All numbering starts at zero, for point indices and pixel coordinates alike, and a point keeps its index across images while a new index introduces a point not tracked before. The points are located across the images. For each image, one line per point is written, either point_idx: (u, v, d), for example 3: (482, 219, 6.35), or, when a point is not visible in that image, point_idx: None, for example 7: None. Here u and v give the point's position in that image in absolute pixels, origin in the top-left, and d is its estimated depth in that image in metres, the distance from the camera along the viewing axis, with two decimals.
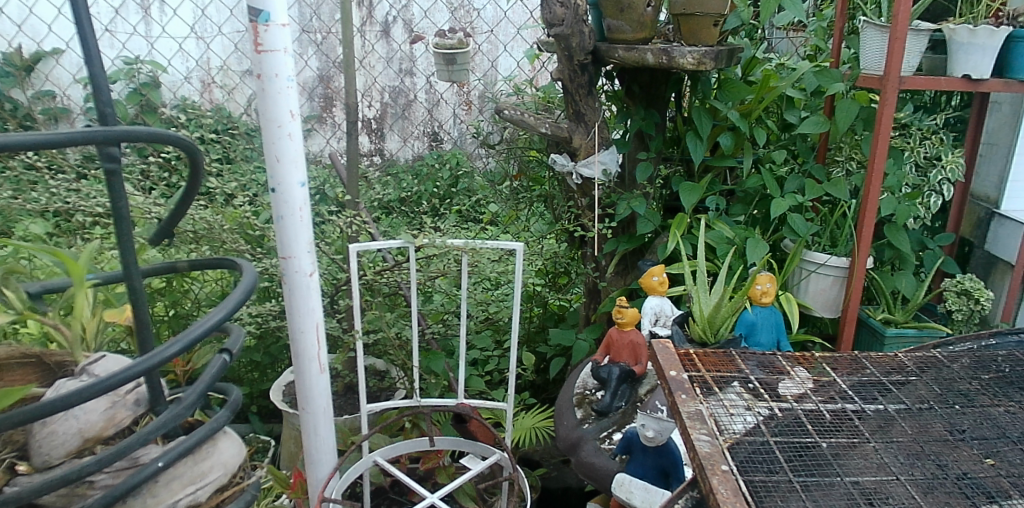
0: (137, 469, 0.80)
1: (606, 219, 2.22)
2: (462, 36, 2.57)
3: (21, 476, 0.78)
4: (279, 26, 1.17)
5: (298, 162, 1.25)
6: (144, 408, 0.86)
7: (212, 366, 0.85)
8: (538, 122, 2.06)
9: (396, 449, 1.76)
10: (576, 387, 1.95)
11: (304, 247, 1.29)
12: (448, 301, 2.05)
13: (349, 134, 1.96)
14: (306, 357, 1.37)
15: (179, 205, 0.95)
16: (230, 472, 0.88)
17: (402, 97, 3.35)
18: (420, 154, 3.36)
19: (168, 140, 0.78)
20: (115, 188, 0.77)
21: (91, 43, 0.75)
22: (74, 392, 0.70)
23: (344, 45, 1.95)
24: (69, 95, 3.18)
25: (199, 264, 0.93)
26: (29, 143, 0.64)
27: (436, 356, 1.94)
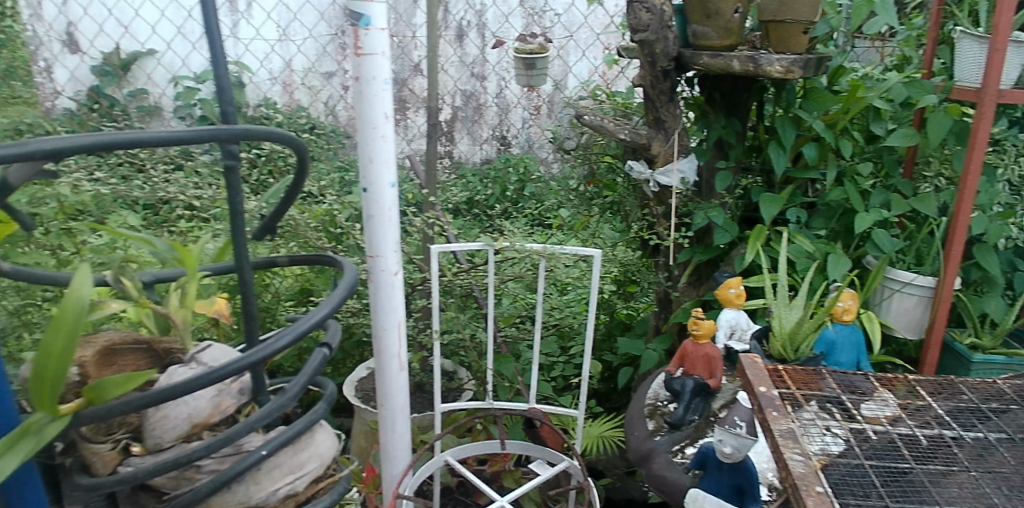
0: (242, 457, 0.82)
1: (683, 228, 2.17)
2: (542, 41, 2.58)
3: (133, 456, 0.82)
4: (379, 30, 1.19)
5: (389, 163, 1.27)
6: (248, 398, 0.89)
7: (313, 360, 0.89)
8: (617, 128, 2.03)
9: (466, 450, 1.75)
10: (647, 398, 1.91)
11: (392, 247, 1.31)
12: (518, 304, 2.00)
13: (430, 136, 1.98)
14: (387, 355, 1.39)
15: (282, 204, 0.98)
16: (326, 464, 0.90)
17: (473, 100, 3.31)
18: (489, 158, 3.32)
19: (280, 138, 0.82)
20: (234, 185, 0.80)
21: (219, 45, 0.78)
22: (194, 379, 0.74)
23: (430, 47, 1.96)
24: (162, 93, 3.31)
25: (299, 260, 0.95)
26: (162, 139, 0.68)
27: (506, 360, 1.92)
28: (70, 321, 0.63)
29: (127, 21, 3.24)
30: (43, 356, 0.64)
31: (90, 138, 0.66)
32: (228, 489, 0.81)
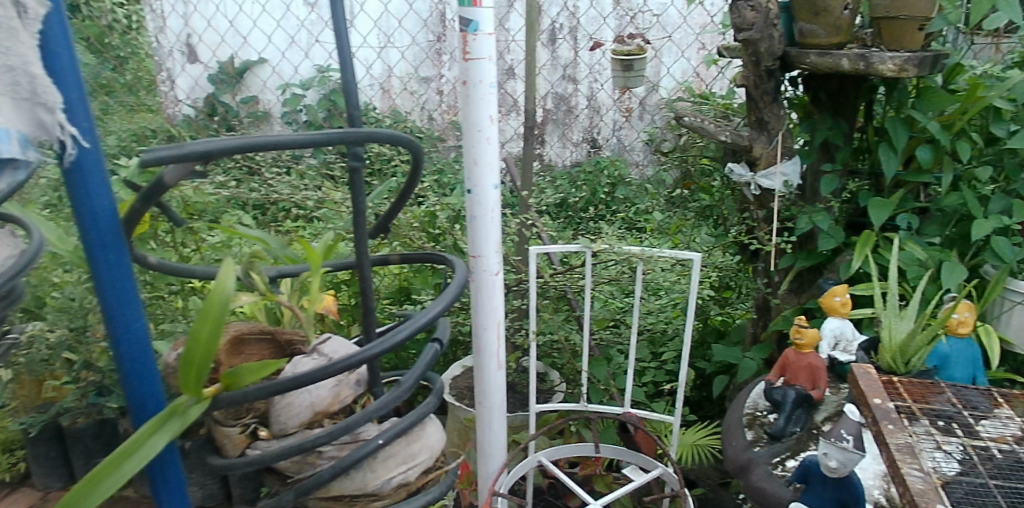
0: (359, 445, 0.86)
1: (785, 232, 2.09)
2: (640, 41, 2.56)
3: (260, 440, 0.87)
4: (487, 35, 1.21)
5: (493, 165, 1.28)
6: (364, 389, 0.93)
7: (425, 355, 0.93)
8: (718, 129, 2.00)
9: (559, 452, 1.74)
10: (746, 407, 1.85)
11: (494, 247, 1.33)
12: (612, 308, 1.98)
13: (528, 139, 1.99)
14: (485, 354, 1.41)
15: (395, 205, 1.02)
16: (435, 455, 0.93)
17: (564, 103, 3.23)
18: (577, 161, 3.23)
19: (400, 141, 0.86)
20: (357, 186, 0.85)
21: (347, 53, 0.83)
22: (323, 368, 0.79)
23: (529, 51, 1.97)
24: (271, 100, 3.46)
25: (411, 259, 0.99)
26: (301, 142, 0.73)
27: (599, 363, 1.90)
28: (218, 312, 0.68)
29: (245, 33, 3.41)
30: (194, 342, 0.69)
31: (237, 140, 0.71)
32: (346, 475, 0.85)
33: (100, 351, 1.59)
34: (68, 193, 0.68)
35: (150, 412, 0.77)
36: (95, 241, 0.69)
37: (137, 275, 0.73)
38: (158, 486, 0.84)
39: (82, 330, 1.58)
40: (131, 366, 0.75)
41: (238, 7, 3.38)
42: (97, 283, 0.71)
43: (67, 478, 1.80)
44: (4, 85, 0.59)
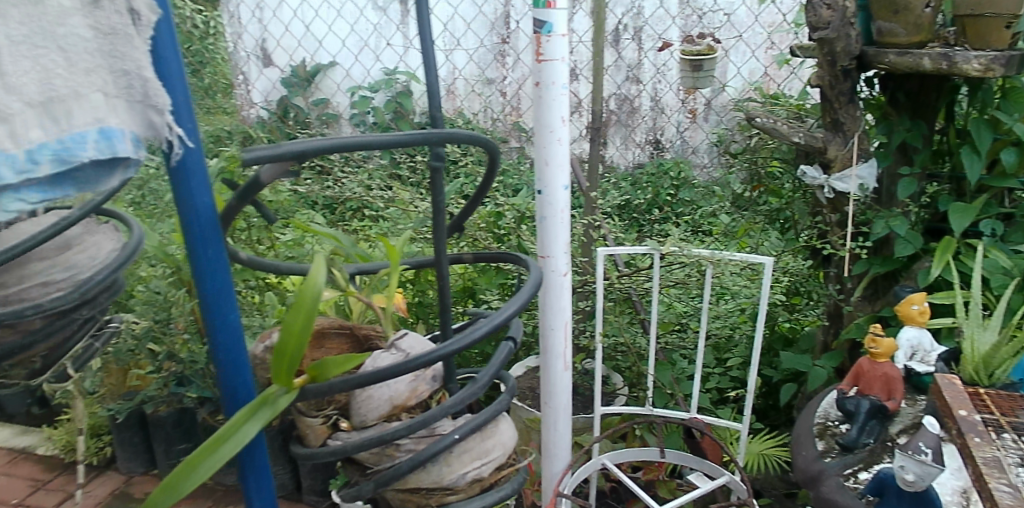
0: (436, 439, 0.88)
1: (859, 237, 2.02)
2: (710, 41, 2.52)
3: (341, 431, 0.90)
4: (560, 36, 1.20)
5: (564, 166, 1.27)
6: (439, 385, 0.95)
7: (499, 354, 0.95)
8: (790, 131, 1.96)
9: (623, 455, 1.73)
10: (817, 417, 1.77)
11: (563, 248, 1.32)
12: (677, 312, 1.96)
13: (594, 140, 1.98)
14: (552, 354, 1.41)
15: (470, 204, 1.04)
16: (508, 452, 0.94)
17: (628, 104, 3.19)
18: (640, 162, 3.18)
19: (479, 141, 0.88)
20: (438, 185, 0.87)
21: (431, 55, 0.84)
22: (404, 363, 0.81)
23: (597, 52, 1.97)
24: (338, 102, 3.54)
25: (484, 258, 1.01)
26: (389, 143, 0.76)
27: (663, 367, 1.88)
28: (309, 306, 0.70)
29: (319, 37, 3.49)
30: (286, 334, 0.72)
31: (330, 141, 0.74)
32: (424, 468, 0.87)
33: (183, 342, 1.66)
34: (173, 191, 0.72)
35: (241, 401, 0.81)
36: (196, 236, 0.73)
37: (232, 270, 0.77)
38: (246, 472, 0.87)
39: (165, 322, 1.66)
40: (224, 355, 0.78)
41: (315, 13, 3.45)
42: (196, 276, 0.75)
43: (149, 463, 1.87)
44: (119, 88, 0.62)
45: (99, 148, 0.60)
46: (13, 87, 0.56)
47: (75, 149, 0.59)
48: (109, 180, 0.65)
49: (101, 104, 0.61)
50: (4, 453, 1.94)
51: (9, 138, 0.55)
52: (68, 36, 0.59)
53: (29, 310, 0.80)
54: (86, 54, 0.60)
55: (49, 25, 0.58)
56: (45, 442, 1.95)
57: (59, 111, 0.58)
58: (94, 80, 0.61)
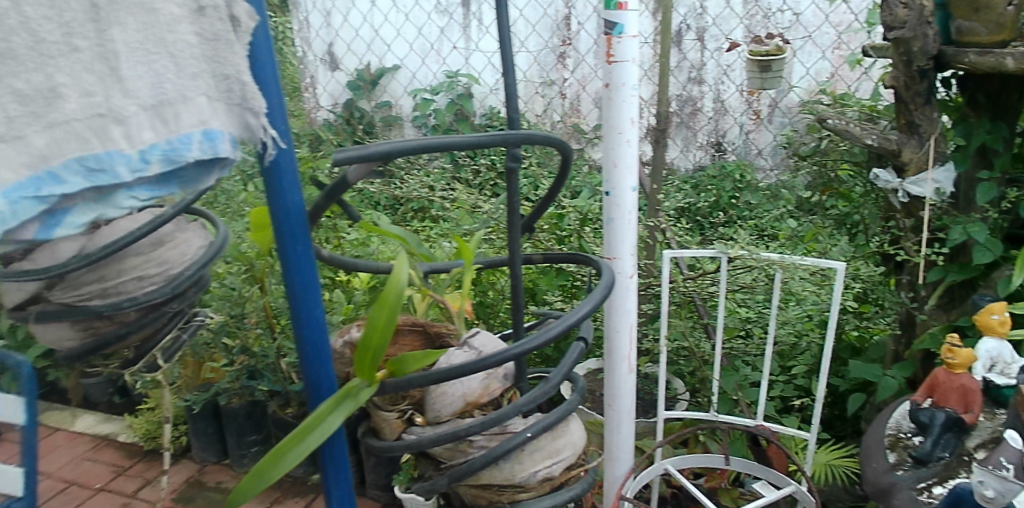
0: (508, 437, 0.89)
1: (935, 243, 1.94)
2: (780, 42, 2.49)
3: (416, 426, 0.92)
4: (631, 37, 1.20)
5: (633, 168, 1.26)
6: (510, 383, 0.95)
7: (571, 354, 0.96)
8: (863, 133, 1.90)
9: (686, 461, 1.71)
10: (887, 428, 1.63)
11: (630, 250, 1.30)
12: (742, 318, 1.92)
13: (658, 143, 1.97)
14: (617, 356, 1.41)
15: (540, 205, 1.05)
16: (578, 453, 0.95)
17: (689, 105, 3.12)
18: (701, 165, 3.13)
19: (553, 142, 0.89)
20: (513, 186, 0.88)
21: (509, 57, 0.86)
22: (479, 360, 0.83)
23: (663, 53, 1.95)
24: (402, 104, 3.60)
25: (554, 258, 1.04)
26: (474, 143, 0.81)
27: (728, 373, 1.85)
28: (392, 301, 0.73)
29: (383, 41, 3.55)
30: (370, 329, 0.74)
31: (413, 143, 0.77)
32: (496, 465, 0.88)
33: (256, 336, 1.75)
34: (266, 191, 0.75)
35: (324, 393, 0.84)
36: (287, 233, 0.77)
37: (318, 266, 0.80)
38: (326, 463, 0.91)
39: (240, 317, 1.73)
40: (310, 349, 0.81)
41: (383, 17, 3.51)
42: (285, 271, 0.78)
43: (221, 453, 1.94)
44: (220, 91, 0.65)
45: (203, 149, 0.63)
46: (129, 91, 0.59)
47: (182, 150, 0.62)
48: (208, 178, 0.68)
49: (204, 107, 0.64)
50: (88, 439, 2.05)
51: (124, 139, 0.59)
52: (177, 42, 0.62)
53: (126, 302, 0.85)
54: (192, 59, 0.63)
55: (161, 32, 0.61)
56: (126, 430, 2.05)
57: (168, 114, 0.61)
58: (199, 84, 0.63)
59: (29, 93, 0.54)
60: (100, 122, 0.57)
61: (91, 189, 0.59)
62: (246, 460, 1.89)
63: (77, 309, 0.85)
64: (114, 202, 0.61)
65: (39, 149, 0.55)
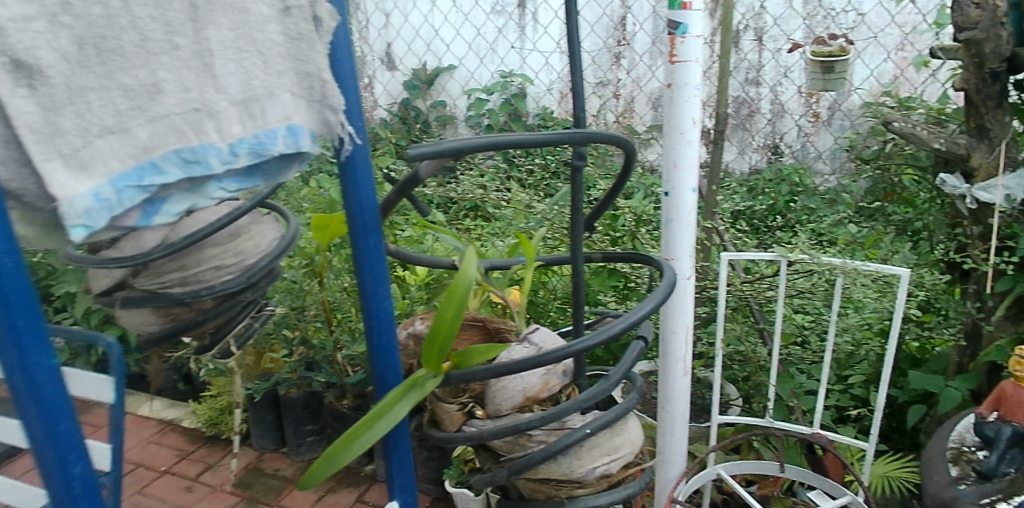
0: (567, 432, 0.90)
1: (1005, 252, 1.86)
2: (844, 42, 2.43)
3: (476, 418, 0.93)
4: (695, 37, 1.20)
5: (693, 169, 1.26)
6: (569, 380, 0.97)
7: (629, 353, 0.97)
8: (931, 136, 1.84)
9: (739, 466, 1.69)
10: (949, 439, 1.54)
11: (687, 251, 1.30)
12: (799, 324, 1.89)
13: (716, 145, 1.95)
14: (672, 358, 1.40)
15: (601, 204, 1.06)
16: (636, 451, 0.95)
17: (745, 107, 3.09)
18: (757, 168, 3.08)
19: (618, 141, 0.90)
20: (577, 184, 0.89)
21: (576, 57, 0.87)
22: (541, 355, 0.84)
23: (723, 54, 1.93)
24: (457, 104, 3.64)
25: (613, 258, 1.06)
26: (540, 141, 0.82)
27: (784, 380, 1.82)
28: (462, 293, 0.75)
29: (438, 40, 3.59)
30: (438, 320, 0.77)
31: (482, 139, 0.79)
32: (555, 460, 0.90)
33: (315, 329, 1.81)
34: (342, 186, 0.78)
35: (390, 383, 0.86)
36: (360, 226, 0.80)
37: (388, 259, 0.83)
38: (390, 452, 0.94)
39: (301, 309, 1.79)
40: (378, 339, 0.84)
41: (440, 19, 3.56)
42: (358, 263, 0.81)
43: (279, 441, 2.00)
44: (302, 89, 0.68)
45: (286, 143, 0.66)
46: (221, 87, 0.62)
47: (268, 144, 0.65)
48: (288, 171, 0.71)
49: (288, 103, 0.67)
50: (155, 423, 2.13)
51: (216, 133, 0.62)
52: (265, 41, 0.65)
53: (203, 291, 0.88)
54: (279, 57, 0.66)
55: (251, 31, 0.64)
56: (190, 416, 2.13)
57: (256, 110, 0.64)
58: (284, 82, 0.66)
59: (135, 88, 0.58)
60: (196, 116, 0.61)
61: (186, 180, 0.62)
62: (302, 449, 1.94)
63: (159, 296, 0.88)
64: (207, 193, 0.64)
65: (143, 141, 0.58)
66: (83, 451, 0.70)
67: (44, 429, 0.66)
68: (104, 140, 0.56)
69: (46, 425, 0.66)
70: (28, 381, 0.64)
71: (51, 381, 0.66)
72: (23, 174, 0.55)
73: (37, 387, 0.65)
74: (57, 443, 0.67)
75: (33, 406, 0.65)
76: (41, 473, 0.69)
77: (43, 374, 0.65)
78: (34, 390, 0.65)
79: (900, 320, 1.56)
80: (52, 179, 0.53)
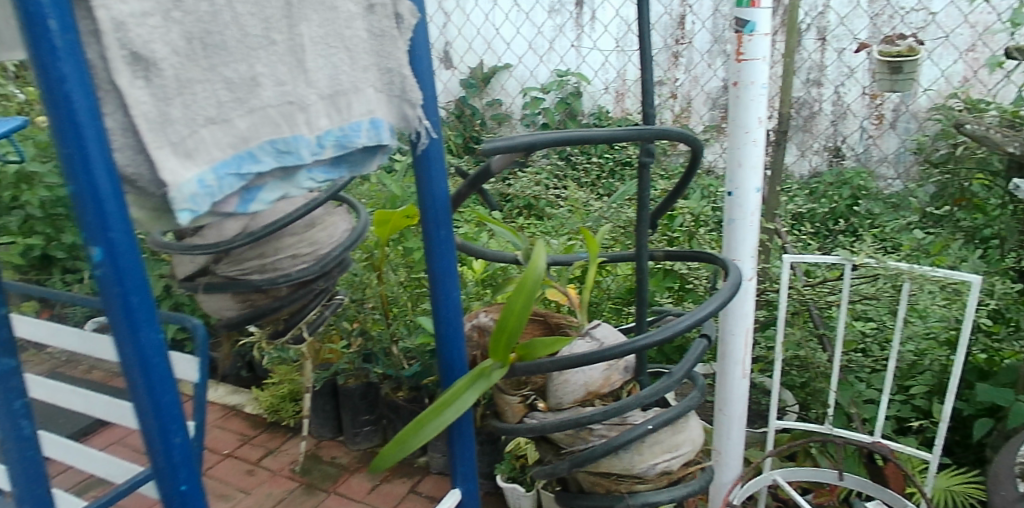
0: (629, 428, 0.90)
1: None
2: (913, 41, 2.38)
3: (538, 411, 0.94)
4: (763, 36, 1.19)
5: (758, 169, 1.25)
6: (630, 376, 0.97)
7: (691, 352, 0.97)
8: (1005, 140, 1.78)
9: (796, 473, 1.66)
10: (1020, 454, 1.49)
11: (749, 253, 1.28)
12: (861, 331, 1.84)
13: (777, 146, 1.92)
14: (731, 360, 1.39)
15: (666, 201, 1.06)
16: (696, 449, 0.95)
17: (806, 108, 3.03)
18: (818, 171, 3.01)
19: (686, 139, 0.91)
20: (644, 180, 0.90)
21: (647, 55, 0.88)
22: (606, 349, 0.85)
23: (787, 53, 1.90)
24: (512, 103, 3.66)
25: (674, 255, 1.07)
26: (610, 137, 0.83)
27: (844, 387, 1.78)
28: (531, 286, 0.77)
29: (495, 38, 3.61)
30: (507, 310, 0.79)
31: (554, 134, 0.80)
32: (616, 454, 0.90)
33: (373, 321, 1.86)
34: (416, 178, 0.81)
35: (457, 372, 0.88)
36: (432, 218, 0.82)
37: (457, 251, 0.85)
38: (454, 438, 0.97)
39: (361, 301, 1.84)
40: (446, 329, 0.86)
41: (497, 18, 3.59)
42: (429, 254, 0.84)
43: (336, 430, 2.05)
44: (383, 84, 0.72)
45: (370, 136, 0.71)
46: (311, 81, 0.66)
47: (353, 136, 0.70)
48: (371, 163, 0.76)
49: (372, 98, 0.72)
50: (219, 408, 2.21)
51: (305, 125, 0.66)
52: (352, 38, 0.69)
53: (280, 278, 0.93)
54: (364, 53, 0.71)
55: (340, 28, 0.68)
56: (252, 402, 2.20)
57: (342, 103, 0.69)
58: (369, 77, 0.71)
59: (236, 81, 0.61)
60: (289, 109, 0.64)
61: (278, 170, 0.66)
62: (358, 438, 1.98)
63: (239, 282, 0.92)
64: (297, 182, 0.68)
65: (241, 131, 0.61)
66: (183, 421, 0.68)
67: (148, 400, 0.64)
68: (208, 130, 0.59)
69: (151, 398, 0.64)
70: (137, 354, 0.62)
71: (158, 354, 0.64)
72: (137, 160, 0.57)
73: (144, 359, 0.63)
74: (161, 416, 0.65)
75: (139, 378, 0.63)
76: (144, 444, 0.67)
77: (150, 348, 0.63)
78: (141, 363, 0.63)
79: (970, 328, 1.50)
80: (162, 165, 0.56)
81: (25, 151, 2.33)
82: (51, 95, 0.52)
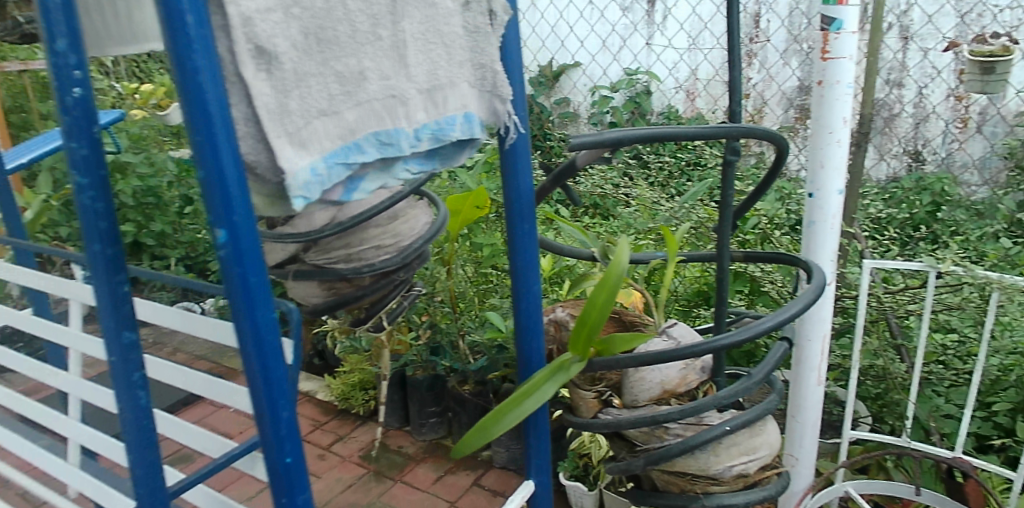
0: (705, 428, 0.90)
1: None
2: (1008, 40, 2.27)
3: (613, 407, 0.95)
4: (850, 33, 1.16)
5: (841, 170, 1.22)
6: (707, 376, 0.96)
7: (770, 355, 0.96)
8: None
9: (870, 485, 1.60)
10: None
11: (829, 256, 1.25)
12: (942, 342, 1.77)
13: (859, 148, 1.86)
14: (807, 365, 1.36)
15: (747, 201, 1.05)
16: (774, 453, 0.94)
17: (885, 110, 2.93)
18: (896, 176, 2.90)
19: (772, 137, 0.89)
20: (728, 178, 0.89)
21: (734, 53, 0.87)
22: (685, 347, 0.85)
23: (871, 51, 1.84)
24: (579, 101, 3.66)
25: (754, 256, 1.05)
26: (696, 134, 0.83)
27: (923, 399, 1.72)
28: (614, 281, 0.78)
29: (564, 36, 3.62)
30: (590, 304, 0.80)
31: (640, 131, 0.81)
32: (692, 454, 0.90)
33: (442, 314, 1.90)
34: (502, 173, 0.82)
35: (537, 364, 0.90)
36: (516, 211, 0.84)
37: (539, 245, 0.86)
38: (530, 429, 0.98)
39: (431, 295, 1.88)
40: (527, 321, 0.88)
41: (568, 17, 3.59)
42: (513, 247, 0.85)
43: (403, 420, 2.10)
44: (475, 79, 0.74)
45: (463, 129, 0.73)
46: (411, 76, 0.69)
47: (447, 129, 0.72)
48: (460, 157, 0.78)
49: (466, 93, 0.74)
50: None
51: (405, 118, 0.69)
52: (450, 34, 0.72)
53: (365, 268, 0.96)
54: (460, 49, 0.73)
55: (438, 24, 0.71)
56: (323, 390, 2.27)
57: (439, 98, 0.71)
58: (463, 73, 0.73)
59: (346, 75, 0.64)
60: (391, 102, 0.67)
61: (377, 161, 0.69)
62: (424, 429, 2.02)
63: (326, 270, 0.96)
64: (394, 173, 0.71)
65: (349, 123, 0.64)
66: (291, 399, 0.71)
67: (261, 374, 0.67)
68: (320, 122, 0.62)
69: (264, 372, 0.68)
70: (252, 330, 0.65)
71: (271, 330, 0.67)
72: (258, 148, 0.60)
73: (258, 334, 0.66)
74: (271, 390, 0.68)
75: (253, 352, 0.66)
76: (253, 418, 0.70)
77: (265, 324, 0.66)
78: (256, 337, 0.66)
79: None
80: (281, 154, 0.59)
81: (120, 144, 2.55)
82: (185, 86, 0.55)
